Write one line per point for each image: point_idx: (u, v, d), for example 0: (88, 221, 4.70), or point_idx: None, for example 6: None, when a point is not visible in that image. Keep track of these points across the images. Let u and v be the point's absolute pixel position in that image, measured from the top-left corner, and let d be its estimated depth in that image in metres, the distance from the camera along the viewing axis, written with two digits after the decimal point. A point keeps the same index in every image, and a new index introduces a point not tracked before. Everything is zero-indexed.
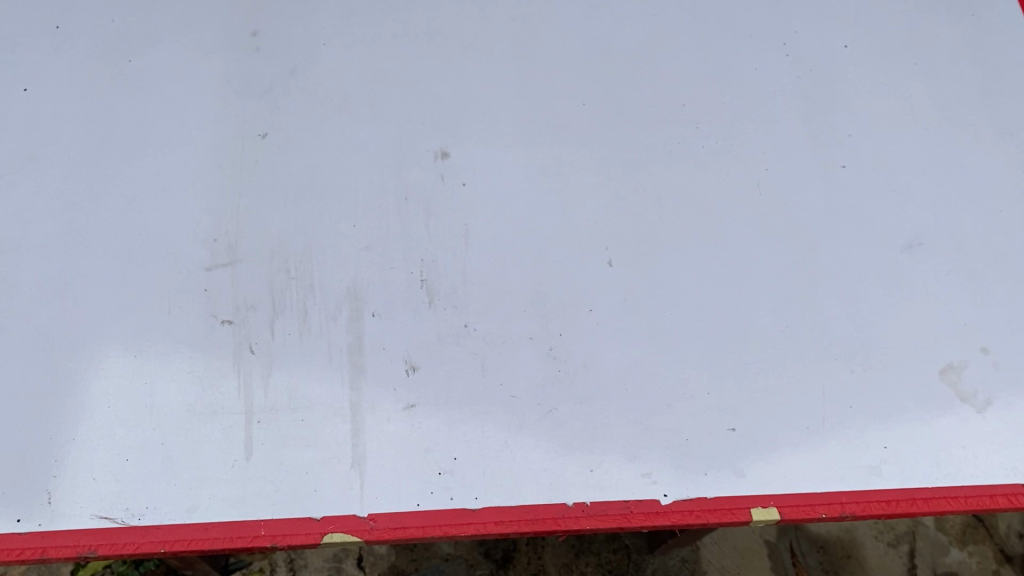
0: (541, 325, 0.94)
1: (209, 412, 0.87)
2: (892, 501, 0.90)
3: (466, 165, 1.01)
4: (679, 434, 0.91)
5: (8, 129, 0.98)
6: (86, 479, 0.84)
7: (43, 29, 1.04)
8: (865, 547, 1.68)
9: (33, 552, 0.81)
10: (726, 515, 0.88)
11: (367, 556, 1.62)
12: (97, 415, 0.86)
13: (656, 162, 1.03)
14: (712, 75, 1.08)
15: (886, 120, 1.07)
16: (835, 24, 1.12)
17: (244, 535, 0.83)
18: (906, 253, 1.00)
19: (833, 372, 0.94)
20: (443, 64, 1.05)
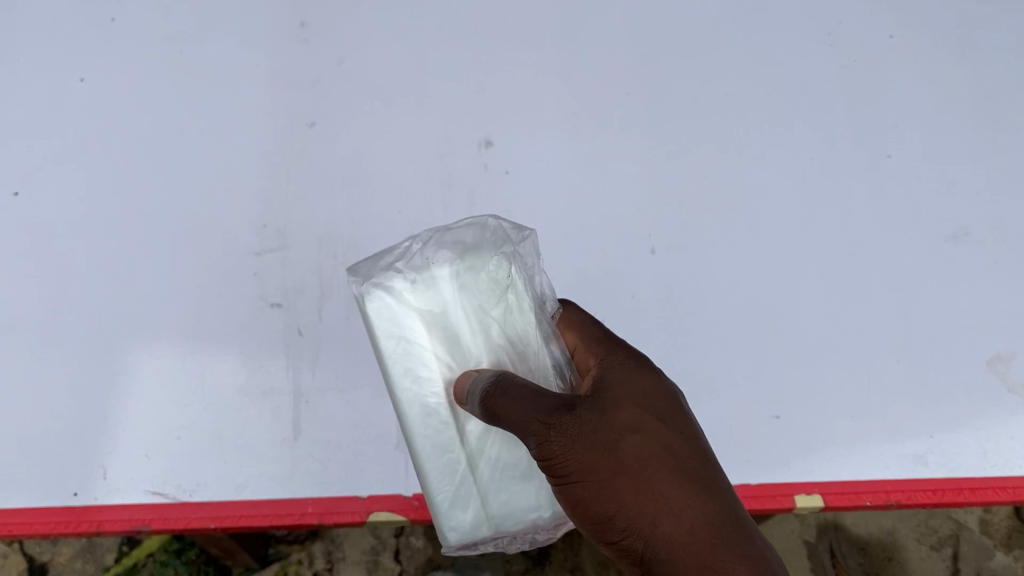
0: (584, 312, 0.95)
1: (259, 393, 0.89)
2: (938, 490, 0.89)
3: (510, 153, 1.02)
4: (723, 421, 0.91)
5: (65, 118, 1.01)
6: (139, 456, 0.86)
7: (97, 21, 1.06)
8: (906, 550, 1.66)
9: (89, 526, 0.84)
10: (771, 501, 0.88)
11: (404, 549, 1.63)
12: (150, 394, 0.88)
13: (700, 151, 1.03)
14: (757, 64, 1.07)
15: (932, 109, 1.06)
16: (883, 11, 1.10)
17: (292, 514, 0.86)
18: (953, 244, 0.99)
19: (878, 362, 0.94)
20: (488, 54, 1.06)
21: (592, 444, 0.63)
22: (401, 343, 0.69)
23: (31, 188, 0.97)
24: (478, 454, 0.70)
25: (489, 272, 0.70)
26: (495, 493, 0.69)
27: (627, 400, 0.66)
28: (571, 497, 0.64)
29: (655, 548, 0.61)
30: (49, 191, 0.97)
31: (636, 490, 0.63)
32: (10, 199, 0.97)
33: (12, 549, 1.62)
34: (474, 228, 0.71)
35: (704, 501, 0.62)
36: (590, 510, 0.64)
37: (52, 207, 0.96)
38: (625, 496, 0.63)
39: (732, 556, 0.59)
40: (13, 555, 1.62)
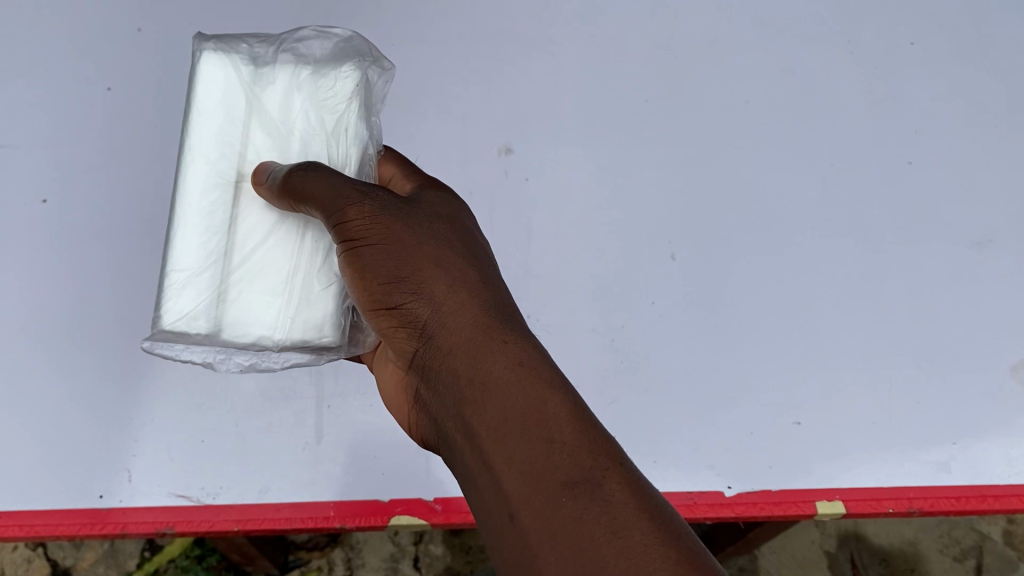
0: (604, 317, 0.95)
1: (282, 397, 0.90)
2: (961, 497, 0.88)
3: (530, 161, 1.02)
4: (744, 426, 0.91)
5: (92, 126, 1.02)
6: (164, 459, 0.87)
7: (123, 30, 1.06)
8: (929, 561, 1.64)
9: (114, 527, 0.85)
10: (792, 507, 0.88)
11: (423, 557, 1.64)
12: (174, 398, 0.90)
13: (719, 158, 1.03)
14: (776, 70, 1.07)
15: (954, 116, 1.06)
16: (904, 18, 1.10)
17: (316, 516, 0.85)
18: (975, 250, 0.99)
19: (900, 368, 0.93)
20: (507, 63, 1.06)
21: (432, 283, 0.63)
22: (211, 158, 0.73)
23: (58, 194, 0.99)
24: (246, 261, 0.73)
25: (329, 79, 0.76)
26: (270, 302, 0.73)
27: (449, 217, 0.70)
28: (410, 329, 0.64)
29: (475, 404, 0.58)
30: (76, 197, 0.99)
31: (469, 349, 0.60)
32: (38, 206, 0.98)
33: (36, 553, 1.62)
34: (333, 41, 0.77)
35: (545, 381, 0.57)
36: (427, 349, 0.63)
37: (79, 213, 0.98)
38: (454, 344, 0.61)
39: (544, 435, 0.54)
40: (36, 559, 1.62)
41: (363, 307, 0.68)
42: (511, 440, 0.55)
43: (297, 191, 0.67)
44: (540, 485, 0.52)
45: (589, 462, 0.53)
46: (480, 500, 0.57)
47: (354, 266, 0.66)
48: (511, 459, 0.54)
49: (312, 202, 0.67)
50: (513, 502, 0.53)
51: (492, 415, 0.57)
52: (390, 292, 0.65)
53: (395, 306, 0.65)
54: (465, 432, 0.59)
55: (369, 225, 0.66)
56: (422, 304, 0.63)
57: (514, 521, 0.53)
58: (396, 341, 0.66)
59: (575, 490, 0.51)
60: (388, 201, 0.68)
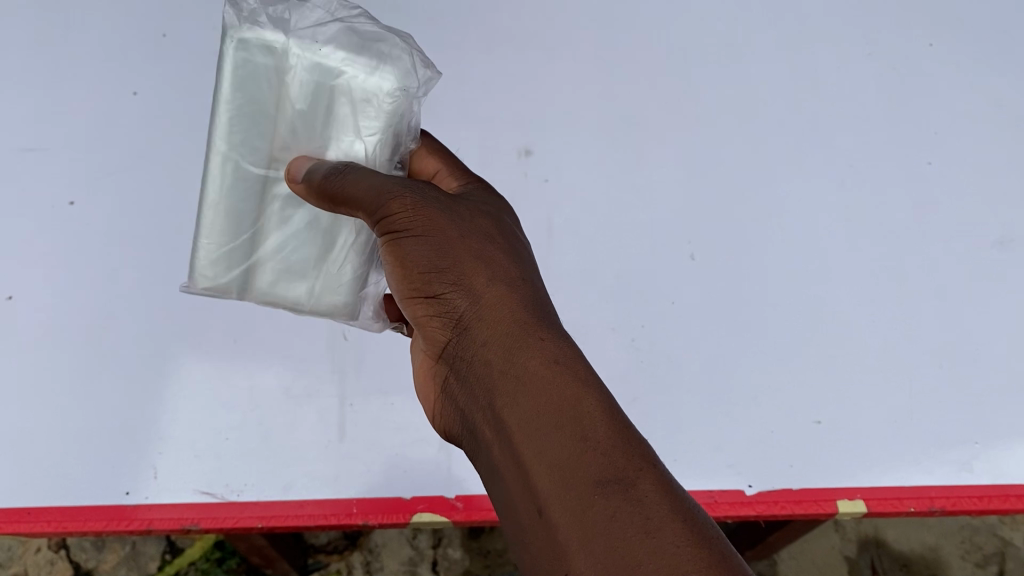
0: (624, 317, 0.95)
1: (305, 395, 0.91)
2: (983, 497, 0.87)
3: (550, 162, 1.03)
4: (764, 425, 0.91)
5: (120, 130, 1.04)
6: (189, 456, 0.88)
7: (148, 34, 1.08)
8: (951, 566, 1.63)
9: (140, 524, 0.85)
10: (813, 506, 0.88)
11: (441, 560, 1.63)
12: (200, 396, 0.91)
13: (738, 158, 1.03)
14: (795, 71, 1.08)
15: (973, 117, 1.06)
16: (921, 21, 1.10)
17: (338, 513, 0.86)
18: (996, 250, 0.99)
19: (921, 368, 0.93)
20: (527, 64, 1.08)
21: (473, 277, 0.65)
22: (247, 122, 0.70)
23: (86, 196, 1.01)
24: (278, 235, 0.76)
25: (368, 83, 0.71)
26: (296, 273, 0.77)
27: (491, 217, 0.71)
28: (448, 319, 0.67)
29: (509, 397, 0.59)
30: (103, 199, 1.00)
31: (506, 343, 0.62)
32: (66, 208, 1.00)
33: (58, 555, 1.64)
34: (380, 38, 0.72)
35: (578, 379, 0.58)
36: (462, 339, 0.65)
37: (106, 215, 1.00)
38: (490, 336, 0.63)
39: (577, 430, 0.55)
40: (59, 562, 1.63)
41: (404, 296, 0.70)
42: (543, 434, 0.55)
43: (346, 190, 0.67)
44: (570, 480, 0.53)
45: (623, 460, 0.53)
46: (509, 492, 0.58)
47: (396, 256, 0.68)
48: (543, 454, 0.55)
49: (355, 194, 0.67)
50: (543, 495, 0.54)
51: (523, 407, 0.58)
52: (431, 282, 0.67)
53: (435, 296, 0.67)
54: (497, 424, 0.60)
55: (414, 220, 0.67)
56: (462, 296, 0.65)
57: (544, 512, 0.53)
58: (431, 329, 0.68)
59: (606, 488, 0.51)
60: (433, 198, 0.69)
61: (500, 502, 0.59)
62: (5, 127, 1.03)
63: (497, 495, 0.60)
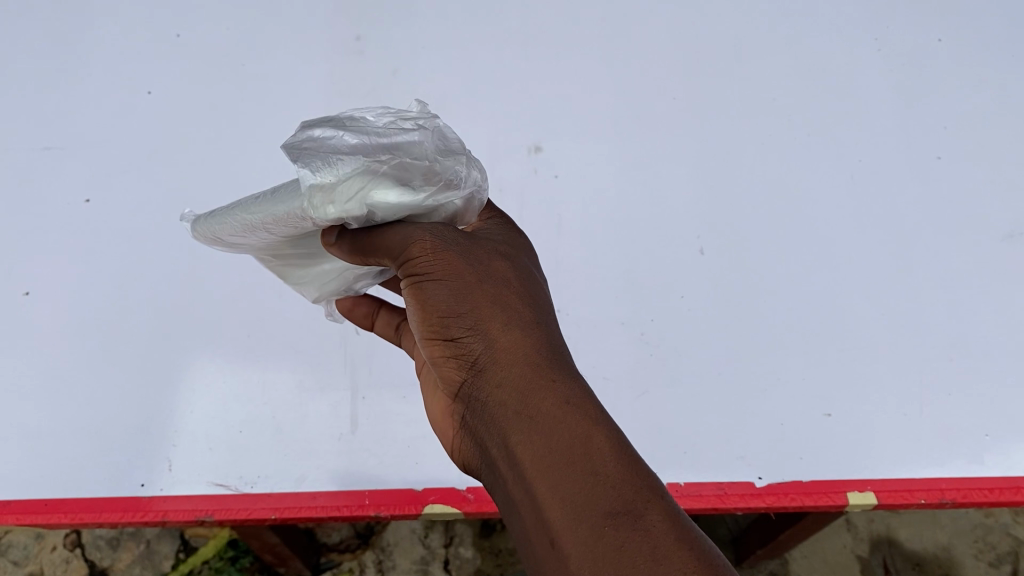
0: (633, 311, 0.96)
1: (318, 389, 0.92)
2: (994, 489, 0.87)
3: (559, 158, 1.04)
4: (774, 418, 0.91)
5: (136, 129, 1.06)
6: (203, 449, 0.89)
7: (163, 37, 1.12)
8: (965, 565, 1.61)
9: (155, 515, 0.86)
10: (823, 498, 0.87)
11: (453, 559, 1.63)
12: (214, 390, 0.92)
13: (747, 154, 1.04)
14: (801, 69, 1.10)
15: (981, 112, 1.06)
16: (925, 21, 1.13)
17: (351, 504, 0.86)
18: (1006, 243, 0.99)
19: (932, 361, 0.93)
20: (537, 63, 1.10)
21: (489, 319, 0.56)
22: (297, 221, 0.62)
23: (102, 194, 1.02)
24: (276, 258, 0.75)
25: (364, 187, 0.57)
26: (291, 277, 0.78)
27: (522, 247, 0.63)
28: (461, 360, 0.57)
29: (522, 435, 0.52)
30: (119, 196, 1.02)
31: (519, 385, 0.54)
32: (82, 205, 1.02)
33: (74, 554, 1.65)
34: (410, 163, 0.56)
35: (591, 414, 0.52)
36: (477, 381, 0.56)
37: (121, 211, 1.01)
38: (506, 378, 0.54)
39: (589, 466, 0.49)
40: (74, 561, 1.64)
41: (418, 332, 0.60)
42: (555, 475, 0.50)
43: (372, 246, 0.60)
44: (582, 516, 0.48)
45: (633, 493, 0.48)
46: (521, 530, 0.52)
47: (415, 297, 0.58)
48: (556, 490, 0.49)
49: (376, 246, 0.59)
50: (556, 528, 0.49)
51: (538, 449, 0.51)
52: (447, 324, 0.57)
53: (451, 337, 0.57)
54: (508, 463, 0.53)
55: (431, 256, 0.57)
56: (477, 339, 0.56)
57: (558, 546, 0.48)
58: (443, 368, 0.59)
59: (616, 518, 0.47)
60: (445, 230, 0.59)
61: (512, 539, 0.54)
62: (27, 127, 1.07)
63: (509, 532, 0.54)
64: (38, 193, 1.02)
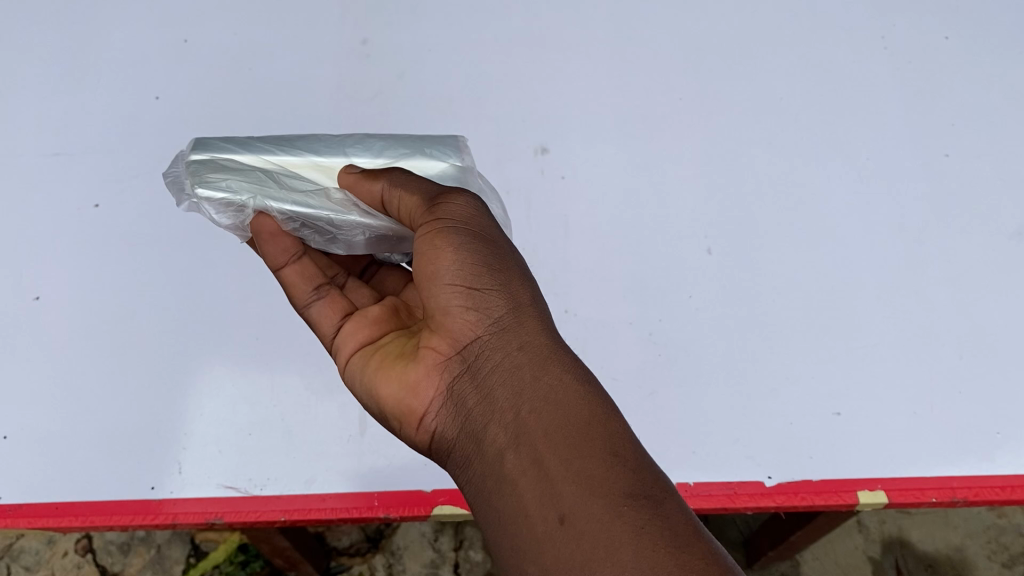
0: (641, 311, 0.96)
1: (327, 390, 0.92)
2: (1007, 487, 0.86)
3: (566, 159, 1.04)
4: (783, 417, 0.90)
5: (143, 134, 1.07)
6: (212, 451, 0.89)
7: (171, 42, 1.13)
8: (977, 567, 1.60)
9: (165, 518, 0.86)
10: (833, 497, 0.87)
11: (463, 562, 1.63)
12: (222, 392, 0.92)
13: (754, 153, 1.04)
14: (807, 67, 1.10)
15: (989, 110, 1.06)
16: (931, 19, 1.12)
17: (360, 505, 0.87)
18: (1016, 240, 0.98)
19: (942, 358, 0.92)
20: (543, 66, 1.10)
21: (517, 288, 0.67)
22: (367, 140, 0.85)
23: (111, 198, 1.03)
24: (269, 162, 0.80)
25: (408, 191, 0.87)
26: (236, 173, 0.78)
27: None
28: (477, 314, 0.66)
29: (535, 406, 0.59)
30: (128, 200, 1.03)
31: (540, 354, 0.63)
32: (91, 210, 1.02)
33: (85, 559, 1.65)
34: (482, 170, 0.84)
35: (604, 404, 0.59)
36: (491, 338, 0.65)
37: (129, 215, 1.02)
38: (527, 344, 0.64)
39: (606, 447, 0.56)
40: (86, 566, 1.65)
41: (434, 279, 0.67)
42: (574, 445, 0.56)
43: (409, 184, 0.72)
44: (600, 491, 0.53)
45: (651, 483, 0.54)
46: (521, 499, 0.56)
47: (447, 243, 0.67)
48: (569, 462, 0.55)
49: (417, 192, 0.71)
50: (568, 502, 0.53)
51: (552, 416, 0.58)
52: (479, 276, 0.66)
53: (477, 290, 0.66)
54: (518, 430, 0.59)
55: (469, 218, 0.68)
56: (504, 299, 0.66)
57: (567, 523, 0.53)
58: (456, 319, 0.66)
59: (637, 499, 0.52)
60: (487, 211, 0.71)
61: (504, 513, 0.58)
62: (36, 133, 1.07)
63: (498, 502, 0.58)
64: (48, 198, 1.03)
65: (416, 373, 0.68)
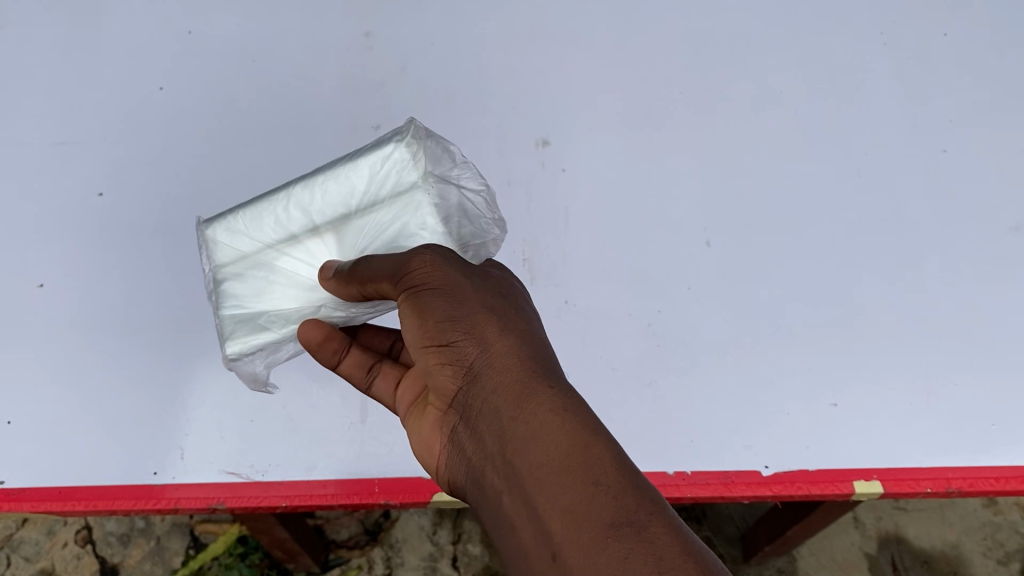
0: (640, 302, 0.96)
1: (328, 377, 0.93)
2: (1001, 478, 0.87)
3: (567, 151, 1.05)
4: (779, 408, 0.91)
5: (148, 124, 1.08)
6: (214, 437, 0.90)
7: (175, 33, 1.14)
8: (973, 564, 1.60)
9: (167, 502, 0.87)
10: (830, 487, 0.87)
11: (461, 556, 1.63)
12: (224, 379, 0.93)
13: (753, 147, 1.05)
14: (807, 62, 1.10)
15: (987, 106, 1.07)
16: (931, 15, 1.13)
17: (360, 492, 0.87)
18: (1012, 234, 0.99)
19: (938, 351, 0.93)
20: (545, 59, 1.11)
21: (488, 326, 0.60)
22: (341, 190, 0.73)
23: (115, 187, 1.04)
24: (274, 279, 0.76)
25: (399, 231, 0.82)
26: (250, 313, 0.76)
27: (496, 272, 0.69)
28: (457, 367, 0.61)
29: (517, 446, 0.54)
30: (132, 189, 1.04)
31: (516, 390, 0.57)
32: (94, 199, 1.03)
33: (85, 550, 1.66)
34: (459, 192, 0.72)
35: (587, 426, 0.54)
36: (473, 386, 0.60)
37: (134, 204, 1.03)
38: (500, 384, 0.58)
39: (589, 475, 0.50)
40: (85, 557, 1.65)
41: (416, 343, 0.64)
42: (554, 480, 0.51)
43: (371, 272, 0.66)
44: (585, 525, 0.48)
45: (636, 505, 0.48)
46: (519, 540, 0.53)
47: (415, 308, 0.62)
48: (555, 497, 0.50)
49: (381, 273, 0.65)
50: (558, 539, 0.49)
51: (532, 453, 0.53)
52: (444, 331, 0.61)
53: (448, 342, 0.61)
54: (506, 473, 0.55)
55: (433, 274, 0.63)
56: (473, 344, 0.60)
57: (558, 560, 0.49)
58: (439, 377, 0.62)
59: (619, 529, 0.47)
60: (450, 257, 0.65)
61: (508, 554, 0.54)
62: (40, 122, 1.08)
63: (503, 544, 0.55)
64: (51, 186, 1.04)
65: (427, 427, 0.67)
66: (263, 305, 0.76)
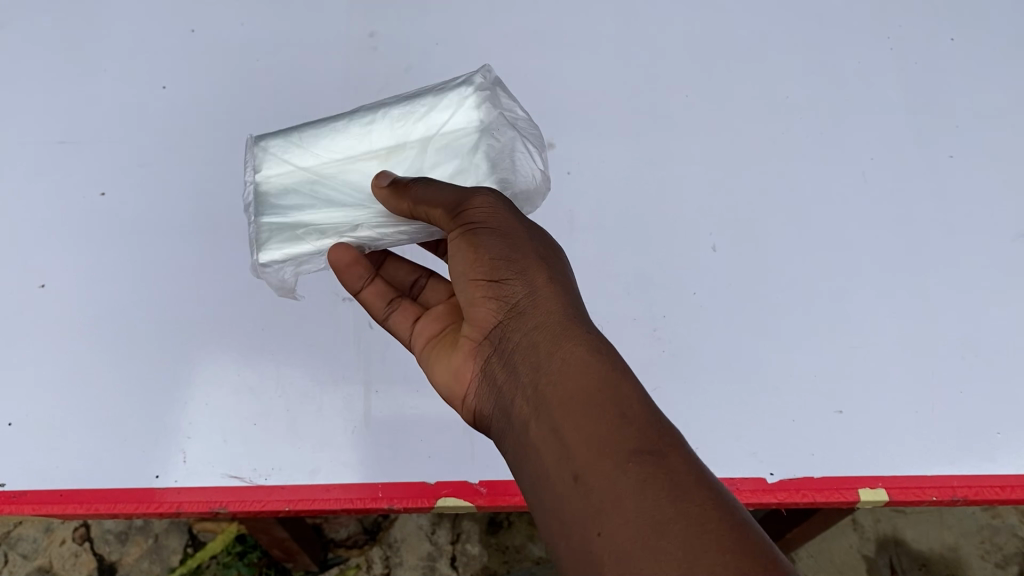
0: (645, 307, 0.96)
1: (332, 381, 0.92)
2: (1007, 486, 0.86)
3: (572, 155, 1.05)
4: (785, 416, 0.91)
5: (151, 123, 1.07)
6: (217, 441, 0.89)
7: (178, 31, 1.14)
8: (970, 566, 1.61)
9: (169, 507, 0.86)
10: (835, 494, 0.87)
11: (460, 555, 1.63)
12: (227, 383, 0.92)
13: (759, 151, 1.05)
14: (813, 66, 1.10)
15: (993, 112, 1.07)
16: (938, 20, 1.13)
17: (364, 497, 0.86)
18: (1018, 242, 0.99)
19: (943, 359, 0.93)
20: (550, 61, 1.11)
21: (536, 273, 0.66)
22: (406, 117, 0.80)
23: (117, 187, 1.03)
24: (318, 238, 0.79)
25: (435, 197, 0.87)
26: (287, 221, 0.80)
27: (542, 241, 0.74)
28: (502, 305, 0.67)
29: (552, 377, 0.60)
30: (134, 189, 1.03)
31: (555, 330, 0.62)
32: (97, 199, 1.03)
33: (83, 548, 1.66)
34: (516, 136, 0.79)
35: (619, 369, 0.59)
36: (513, 322, 0.65)
37: (136, 204, 1.02)
38: (541, 323, 0.63)
39: (616, 411, 0.55)
40: (83, 554, 1.65)
41: (464, 280, 0.69)
42: (583, 413, 0.56)
43: (424, 195, 0.70)
44: (607, 450, 0.53)
45: (655, 438, 0.53)
46: (542, 460, 0.58)
47: (470, 245, 0.68)
48: (584, 425, 0.55)
49: (438, 200, 0.70)
50: (581, 461, 0.54)
51: (567, 385, 0.58)
52: (496, 269, 0.67)
53: (497, 281, 0.67)
54: (538, 401, 0.60)
55: (492, 215, 0.68)
56: (522, 284, 0.66)
57: (582, 478, 0.53)
58: (483, 311, 0.68)
59: (641, 456, 0.52)
60: (507, 202, 0.70)
61: (532, 474, 0.59)
62: (44, 121, 1.08)
63: (527, 465, 0.60)
64: (54, 186, 1.04)
65: (457, 358, 0.72)
66: (300, 220, 0.80)
